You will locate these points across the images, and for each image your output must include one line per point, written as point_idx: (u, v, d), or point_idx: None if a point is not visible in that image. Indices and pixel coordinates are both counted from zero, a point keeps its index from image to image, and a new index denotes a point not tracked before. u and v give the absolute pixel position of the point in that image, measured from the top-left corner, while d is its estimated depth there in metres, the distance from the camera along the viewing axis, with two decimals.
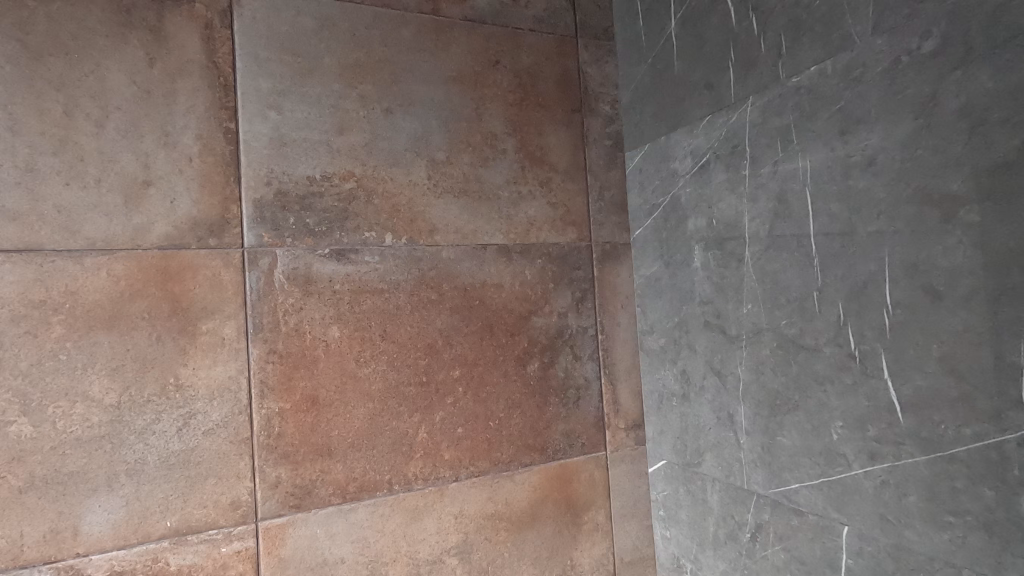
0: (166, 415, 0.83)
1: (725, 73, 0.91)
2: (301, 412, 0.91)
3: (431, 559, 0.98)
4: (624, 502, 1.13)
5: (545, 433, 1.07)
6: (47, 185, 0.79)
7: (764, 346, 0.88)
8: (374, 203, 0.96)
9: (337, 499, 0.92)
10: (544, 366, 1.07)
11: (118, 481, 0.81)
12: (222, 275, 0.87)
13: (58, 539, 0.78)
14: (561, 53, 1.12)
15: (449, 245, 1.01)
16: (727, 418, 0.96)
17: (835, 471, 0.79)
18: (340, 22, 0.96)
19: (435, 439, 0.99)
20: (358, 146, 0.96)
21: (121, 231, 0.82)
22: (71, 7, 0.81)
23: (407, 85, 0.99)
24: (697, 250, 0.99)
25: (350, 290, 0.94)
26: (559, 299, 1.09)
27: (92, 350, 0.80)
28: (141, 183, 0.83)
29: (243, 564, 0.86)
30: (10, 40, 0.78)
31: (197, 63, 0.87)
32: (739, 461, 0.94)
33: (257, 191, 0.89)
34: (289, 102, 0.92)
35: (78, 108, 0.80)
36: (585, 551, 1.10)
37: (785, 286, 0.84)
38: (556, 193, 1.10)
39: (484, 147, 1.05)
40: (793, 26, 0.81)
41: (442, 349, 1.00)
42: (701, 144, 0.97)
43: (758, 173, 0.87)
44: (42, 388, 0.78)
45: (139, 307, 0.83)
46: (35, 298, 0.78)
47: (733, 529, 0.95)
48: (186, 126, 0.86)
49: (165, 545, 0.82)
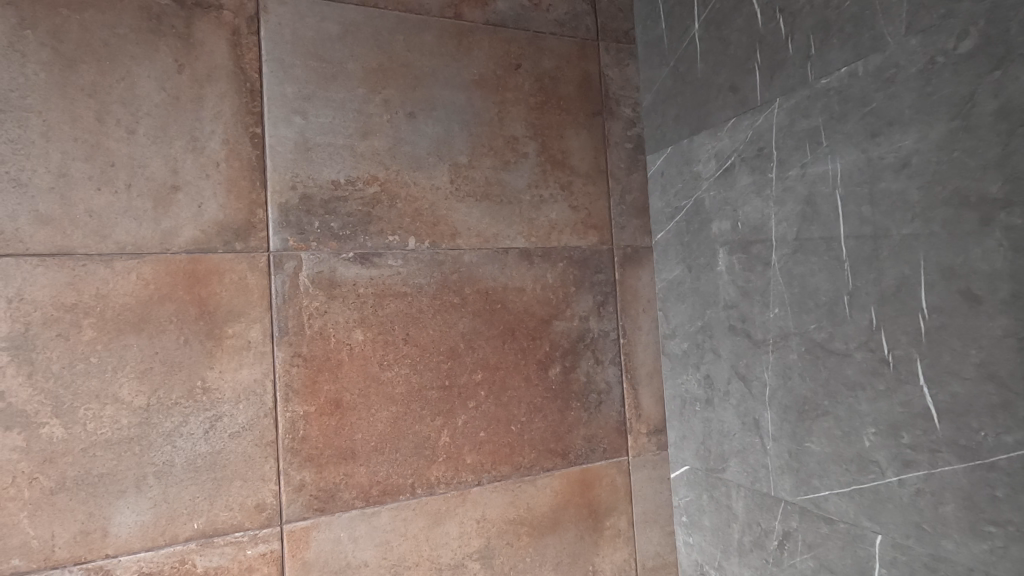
0: (193, 418, 0.84)
1: (751, 75, 0.91)
2: (325, 416, 0.91)
3: (453, 564, 0.98)
4: (645, 508, 1.12)
5: (567, 437, 1.06)
6: (79, 190, 0.80)
7: (792, 351, 0.87)
8: (397, 207, 0.97)
9: (361, 503, 0.92)
10: (566, 370, 1.07)
11: (147, 482, 0.81)
12: (248, 279, 0.88)
13: (88, 540, 0.78)
14: (583, 56, 1.12)
15: (471, 248, 1.01)
16: (753, 424, 0.95)
17: (867, 479, 0.77)
18: (364, 27, 0.96)
19: (457, 443, 0.99)
20: (382, 150, 0.96)
21: (150, 235, 0.83)
22: (102, 15, 0.82)
23: (429, 89, 1.00)
24: (721, 253, 0.98)
25: (374, 293, 0.95)
26: (580, 303, 1.09)
27: (121, 353, 0.81)
28: (169, 188, 0.84)
29: (269, 566, 0.87)
30: (44, 48, 0.79)
31: (225, 69, 0.88)
32: (765, 467, 0.92)
33: (283, 195, 0.90)
34: (314, 107, 0.92)
35: (109, 114, 0.82)
36: (606, 557, 1.08)
37: (813, 290, 0.83)
38: (578, 196, 1.10)
39: (506, 151, 1.05)
40: (822, 27, 0.80)
41: (464, 352, 1.00)
42: (725, 146, 0.96)
43: (785, 176, 0.86)
44: (73, 390, 0.79)
45: (167, 310, 0.84)
46: (67, 301, 0.79)
47: (760, 536, 0.94)
48: (214, 131, 0.87)
49: (192, 546, 0.83)
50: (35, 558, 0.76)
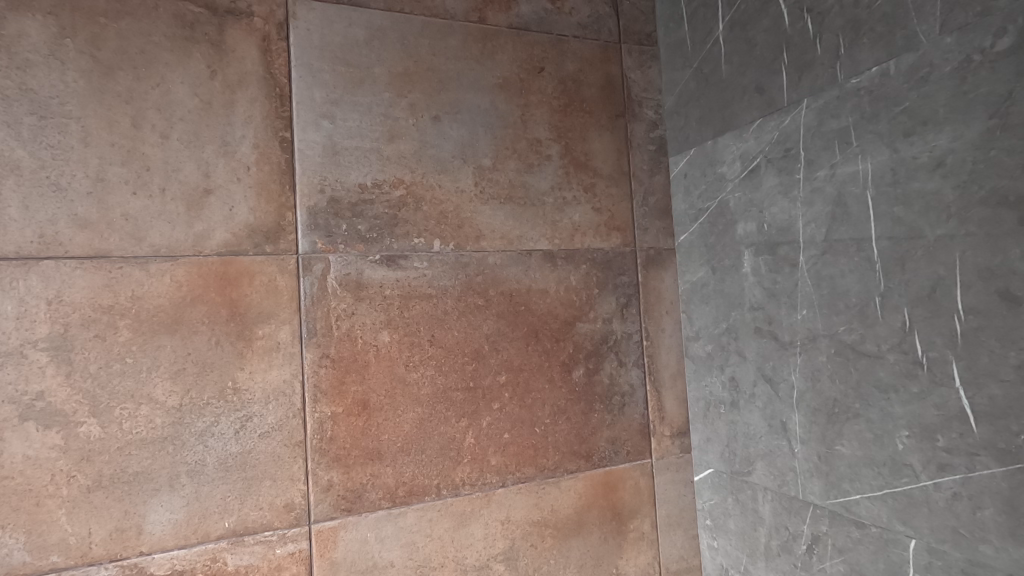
0: (224, 418, 0.85)
1: (777, 75, 0.90)
2: (352, 416, 0.92)
3: (478, 565, 0.98)
4: (669, 511, 1.11)
5: (590, 439, 1.06)
6: (115, 194, 0.82)
7: (821, 353, 0.86)
8: (422, 210, 0.98)
9: (387, 503, 0.93)
10: (589, 372, 1.07)
11: (179, 481, 0.83)
12: (278, 281, 0.89)
13: (122, 537, 0.80)
14: (605, 59, 1.12)
15: (495, 251, 1.02)
16: (780, 427, 0.94)
17: (901, 482, 0.76)
18: (390, 32, 0.98)
19: (482, 444, 0.99)
20: (407, 154, 0.97)
21: (183, 238, 0.85)
22: (138, 23, 0.84)
23: (454, 93, 1.01)
24: (747, 255, 0.98)
25: (400, 295, 0.96)
26: (604, 304, 1.09)
27: (155, 353, 0.82)
28: (202, 191, 0.86)
29: (297, 566, 0.88)
30: (83, 56, 0.81)
31: (255, 74, 0.89)
32: (793, 470, 0.92)
33: (312, 198, 0.91)
34: (341, 111, 0.94)
35: (145, 120, 0.83)
36: (630, 560, 1.07)
37: (843, 291, 0.82)
38: (600, 198, 1.10)
39: (529, 154, 1.05)
40: (852, 27, 0.79)
41: (489, 354, 1.00)
42: (751, 148, 0.96)
43: (814, 176, 0.86)
44: (109, 390, 0.80)
45: (199, 312, 0.85)
46: (104, 302, 0.81)
47: (787, 540, 0.94)
48: (245, 135, 0.88)
49: (223, 545, 0.84)
50: (72, 555, 0.77)
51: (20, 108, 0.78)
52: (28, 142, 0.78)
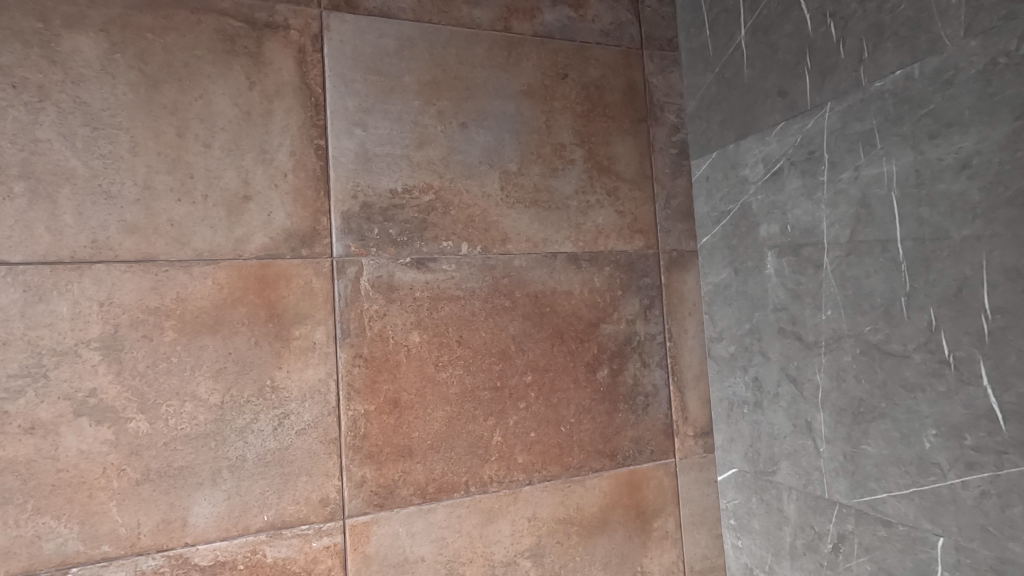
0: (263, 415, 0.89)
1: (800, 79, 0.92)
2: (384, 414, 0.95)
3: (505, 561, 1.00)
4: (693, 510, 1.12)
5: (615, 439, 1.08)
6: (162, 201, 0.86)
7: (846, 353, 0.87)
8: (451, 214, 1.00)
9: (418, 499, 0.96)
10: (613, 372, 1.09)
11: (221, 475, 0.86)
12: (314, 283, 0.92)
13: (169, 528, 0.83)
14: (627, 65, 1.14)
15: (521, 253, 1.04)
16: (805, 426, 0.95)
17: (928, 481, 0.77)
18: (419, 42, 1.01)
19: (509, 443, 1.01)
20: (436, 160, 1.00)
21: (224, 242, 0.88)
22: (183, 37, 0.88)
23: (481, 100, 1.04)
24: (770, 257, 0.99)
25: (430, 297, 0.98)
26: (627, 306, 1.10)
27: (199, 353, 0.86)
28: (242, 198, 0.89)
29: (332, 559, 0.91)
30: (132, 70, 0.85)
31: (291, 85, 0.93)
32: (818, 470, 0.92)
33: (345, 204, 0.95)
34: (373, 119, 0.97)
35: (188, 130, 0.87)
36: (654, 558, 1.09)
37: (868, 292, 0.83)
38: (623, 202, 1.12)
39: (554, 158, 1.07)
40: (875, 31, 0.81)
41: (515, 354, 1.03)
42: (774, 151, 0.97)
43: (837, 178, 0.87)
44: (156, 387, 0.84)
45: (239, 313, 0.89)
46: (151, 304, 0.85)
47: (813, 540, 0.94)
48: (282, 143, 0.92)
49: (262, 537, 0.87)
50: (122, 545, 0.81)
51: (74, 120, 0.82)
52: (82, 152, 0.82)
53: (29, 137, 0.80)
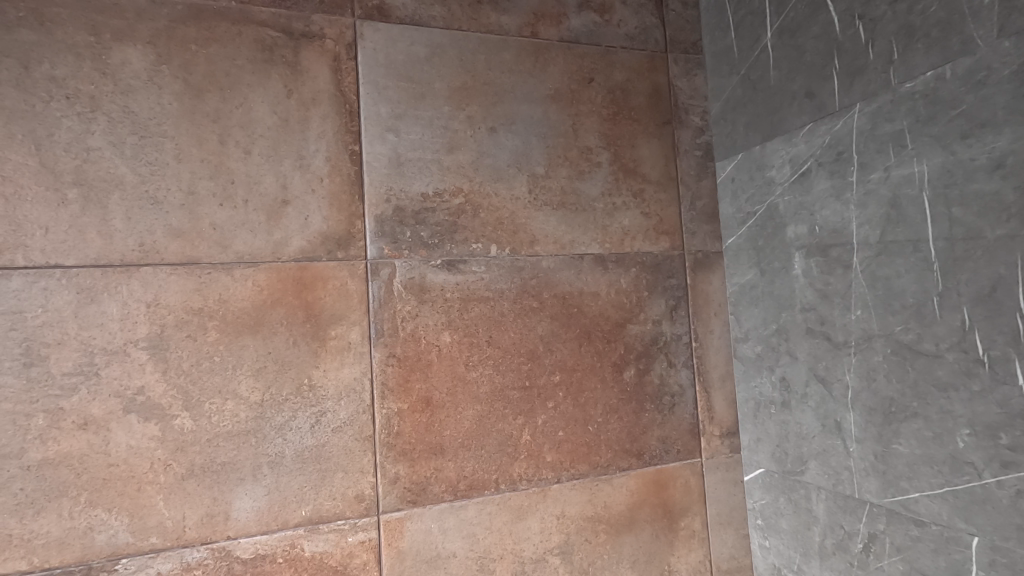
0: (301, 412, 0.91)
1: (828, 81, 0.92)
2: (416, 412, 0.97)
3: (535, 558, 1.01)
4: (720, 510, 1.13)
5: (642, 438, 1.09)
6: (205, 205, 0.89)
7: (876, 353, 0.87)
8: (480, 217, 1.03)
9: (449, 496, 0.98)
10: (640, 372, 1.10)
11: (262, 471, 0.89)
12: (349, 284, 0.95)
13: (213, 522, 0.86)
14: (652, 69, 1.15)
15: (549, 255, 1.06)
16: (834, 426, 0.95)
17: (962, 480, 0.77)
18: (449, 49, 1.03)
19: (538, 441, 1.03)
20: (466, 164, 1.02)
21: (264, 245, 0.91)
22: (224, 48, 0.91)
23: (509, 105, 1.06)
24: (797, 257, 1.00)
25: (460, 298, 1.01)
26: (653, 307, 1.12)
27: (240, 352, 0.89)
28: (281, 202, 0.92)
29: (367, 554, 0.93)
30: (177, 80, 0.89)
31: (327, 92, 0.96)
32: (848, 469, 0.93)
33: (379, 208, 0.97)
34: (405, 125, 1.00)
35: (230, 137, 0.90)
36: (681, 557, 1.09)
37: (899, 291, 0.84)
38: (649, 203, 1.13)
39: (581, 161, 1.09)
40: (906, 32, 0.81)
41: (544, 354, 1.04)
42: (801, 152, 0.97)
43: (867, 179, 0.87)
44: (199, 386, 0.87)
45: (279, 314, 0.91)
46: (195, 305, 0.88)
47: (843, 539, 0.95)
48: (318, 149, 0.95)
49: (301, 532, 0.90)
50: (168, 537, 0.84)
51: (123, 129, 0.86)
52: (130, 159, 0.86)
53: (82, 146, 0.84)
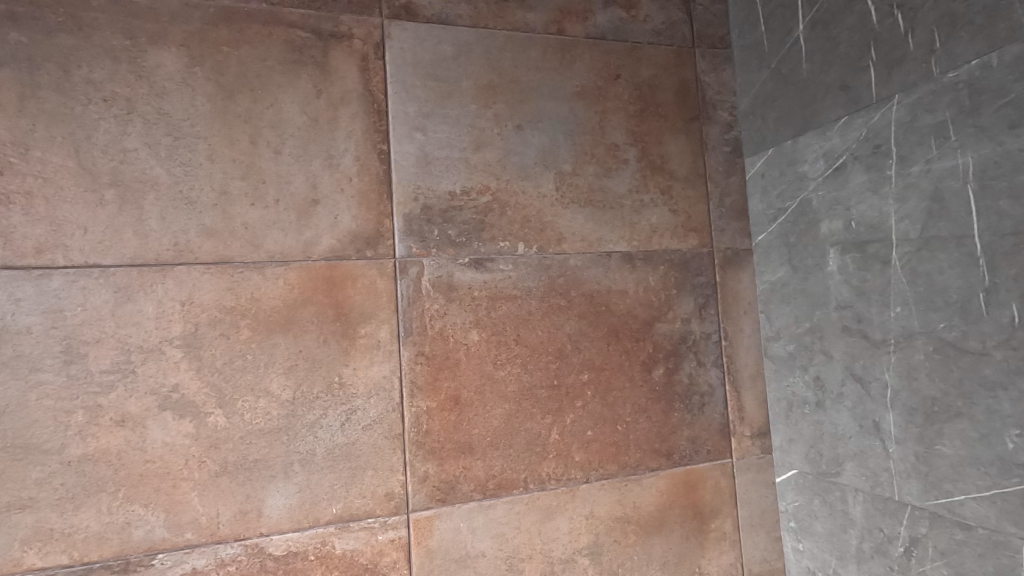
0: (332, 410, 0.92)
1: (865, 72, 0.90)
2: (445, 411, 0.97)
3: (564, 558, 1.00)
4: (751, 512, 1.10)
5: (671, 438, 1.07)
6: (237, 205, 0.90)
7: (917, 351, 0.85)
8: (507, 215, 1.02)
9: (478, 495, 0.97)
10: (668, 371, 1.08)
11: (293, 469, 0.89)
12: (378, 283, 0.95)
13: (246, 519, 0.87)
14: (679, 64, 1.14)
15: (576, 253, 1.05)
16: (872, 427, 0.93)
17: (1011, 483, 0.75)
18: (475, 47, 1.03)
19: (566, 441, 1.02)
20: (493, 162, 1.02)
21: (294, 245, 0.92)
22: (255, 49, 0.92)
23: (536, 102, 1.05)
24: (832, 254, 0.97)
25: (487, 296, 1.00)
26: (682, 305, 1.10)
27: (272, 350, 0.90)
28: (311, 202, 0.93)
29: (397, 552, 0.93)
30: (209, 82, 0.90)
31: (356, 92, 0.96)
32: (887, 471, 0.90)
33: (407, 206, 0.97)
34: (433, 123, 1.00)
35: (261, 137, 0.91)
36: (712, 560, 1.08)
37: (942, 287, 0.81)
38: (677, 200, 1.11)
39: (608, 158, 1.08)
40: (948, 21, 0.79)
41: (572, 353, 1.03)
42: (836, 146, 0.95)
43: (906, 172, 0.85)
44: (233, 384, 0.88)
45: (309, 313, 0.92)
46: (227, 304, 0.89)
47: (882, 543, 0.92)
48: (347, 149, 0.95)
49: (331, 529, 0.90)
50: (203, 533, 0.85)
51: (158, 130, 0.87)
52: (164, 160, 0.87)
53: (118, 147, 0.86)
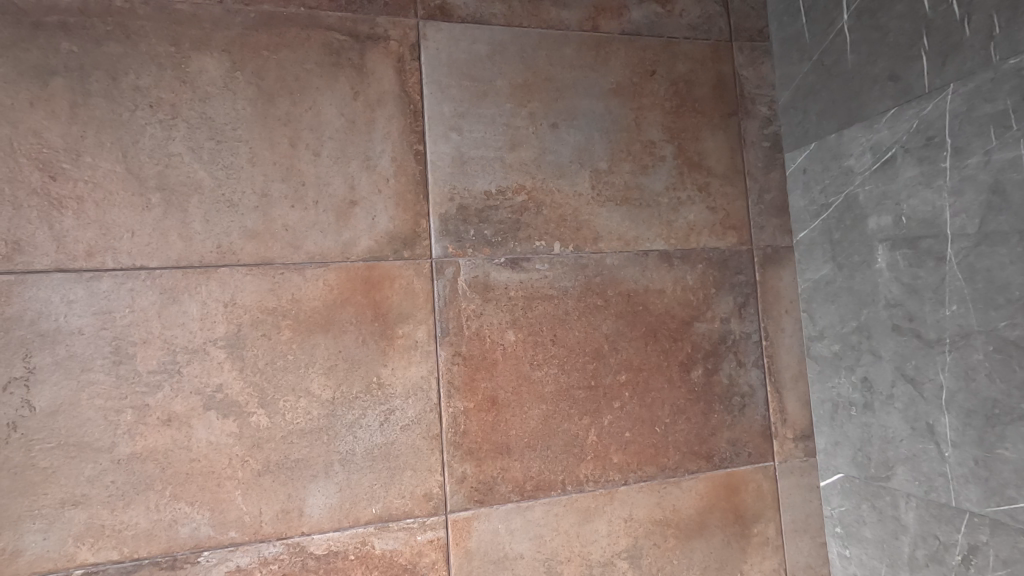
0: (371, 410, 0.92)
1: (916, 62, 0.87)
2: (482, 412, 0.96)
3: (603, 561, 0.99)
4: (795, 516, 1.07)
5: (711, 440, 1.05)
6: (278, 207, 0.91)
7: (975, 351, 0.82)
8: (543, 214, 1.01)
9: (516, 496, 0.97)
10: (708, 372, 1.06)
11: (334, 468, 0.90)
12: (415, 283, 0.95)
13: (288, 517, 0.88)
14: (716, 58, 1.12)
15: (613, 252, 1.04)
16: (925, 429, 0.90)
17: None
18: (510, 46, 1.02)
19: (604, 442, 1.01)
20: (528, 161, 1.01)
21: (333, 246, 0.93)
22: (294, 53, 0.93)
23: (571, 100, 1.04)
24: (881, 250, 0.94)
25: (524, 296, 1.00)
26: (721, 304, 1.08)
27: (312, 351, 0.91)
28: (349, 203, 0.94)
29: (435, 553, 0.93)
30: (250, 86, 0.91)
31: (392, 93, 0.97)
32: (943, 476, 0.87)
33: (443, 206, 0.97)
34: (468, 123, 0.99)
35: (300, 140, 0.92)
36: (755, 565, 1.05)
37: (1003, 284, 0.78)
38: (715, 197, 1.09)
39: (644, 156, 1.06)
40: (1009, 5, 0.76)
41: (609, 353, 1.02)
42: (884, 138, 0.92)
43: (963, 164, 0.82)
44: (275, 383, 0.89)
45: (348, 313, 0.92)
46: (269, 304, 0.90)
47: (937, 550, 0.89)
48: (384, 150, 0.96)
49: (371, 529, 0.91)
50: (246, 531, 0.86)
51: (201, 134, 0.89)
52: (208, 164, 0.89)
53: (164, 152, 0.87)
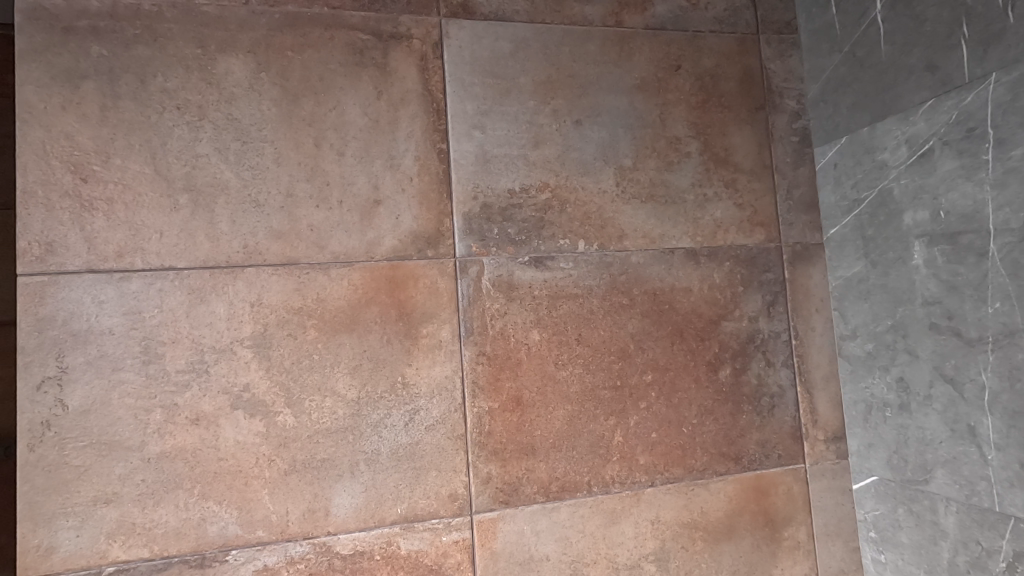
0: (396, 410, 0.92)
1: (955, 51, 0.84)
2: (507, 412, 0.95)
3: (630, 564, 0.98)
4: (827, 520, 1.05)
5: (739, 441, 1.03)
6: (303, 207, 0.91)
7: (1021, 350, 0.79)
8: (568, 212, 1.00)
9: (541, 497, 0.95)
10: (736, 372, 1.04)
11: (359, 468, 0.90)
12: (439, 283, 0.95)
13: (314, 517, 0.88)
14: (742, 52, 1.09)
15: (638, 250, 1.02)
16: (966, 431, 0.87)
17: None
18: (533, 43, 1.02)
19: (630, 443, 0.99)
20: (552, 158, 1.00)
21: (358, 245, 0.92)
22: (318, 53, 0.93)
23: (595, 96, 1.03)
24: (918, 246, 0.91)
25: (548, 295, 0.98)
26: (749, 303, 1.05)
27: (337, 350, 0.91)
28: (373, 202, 0.93)
29: (461, 553, 0.92)
30: (275, 87, 0.92)
31: (415, 92, 0.96)
32: (986, 479, 0.84)
33: (466, 205, 0.97)
34: (491, 121, 0.99)
35: (324, 140, 0.92)
36: (786, 569, 1.02)
37: None
38: (742, 194, 1.07)
39: (669, 152, 1.05)
40: None
41: (635, 353, 1.01)
42: (921, 131, 0.89)
43: (1007, 156, 0.79)
44: (300, 383, 0.89)
45: (372, 313, 0.92)
46: (295, 304, 0.90)
47: (979, 557, 0.86)
48: (407, 149, 0.95)
49: (396, 530, 0.90)
50: (273, 531, 0.87)
51: (228, 135, 0.89)
52: (234, 164, 0.89)
53: (191, 153, 0.88)
